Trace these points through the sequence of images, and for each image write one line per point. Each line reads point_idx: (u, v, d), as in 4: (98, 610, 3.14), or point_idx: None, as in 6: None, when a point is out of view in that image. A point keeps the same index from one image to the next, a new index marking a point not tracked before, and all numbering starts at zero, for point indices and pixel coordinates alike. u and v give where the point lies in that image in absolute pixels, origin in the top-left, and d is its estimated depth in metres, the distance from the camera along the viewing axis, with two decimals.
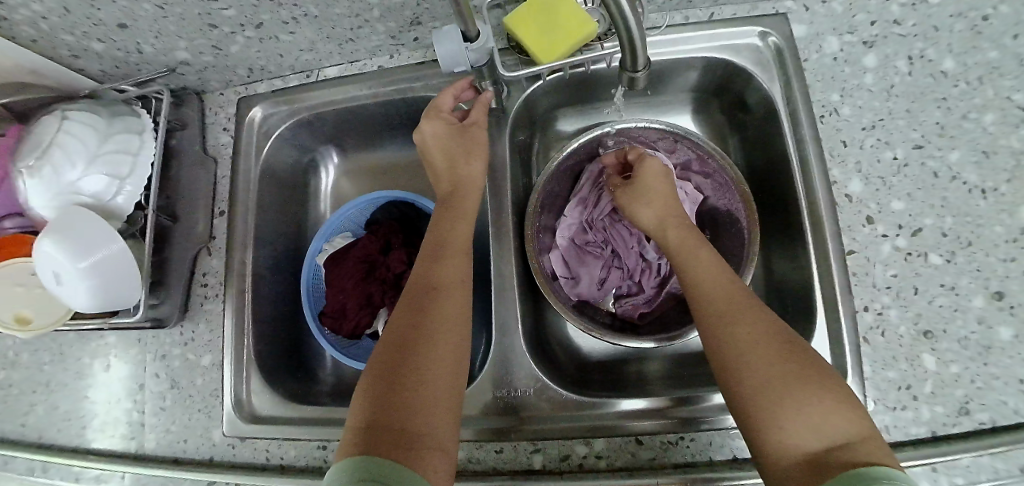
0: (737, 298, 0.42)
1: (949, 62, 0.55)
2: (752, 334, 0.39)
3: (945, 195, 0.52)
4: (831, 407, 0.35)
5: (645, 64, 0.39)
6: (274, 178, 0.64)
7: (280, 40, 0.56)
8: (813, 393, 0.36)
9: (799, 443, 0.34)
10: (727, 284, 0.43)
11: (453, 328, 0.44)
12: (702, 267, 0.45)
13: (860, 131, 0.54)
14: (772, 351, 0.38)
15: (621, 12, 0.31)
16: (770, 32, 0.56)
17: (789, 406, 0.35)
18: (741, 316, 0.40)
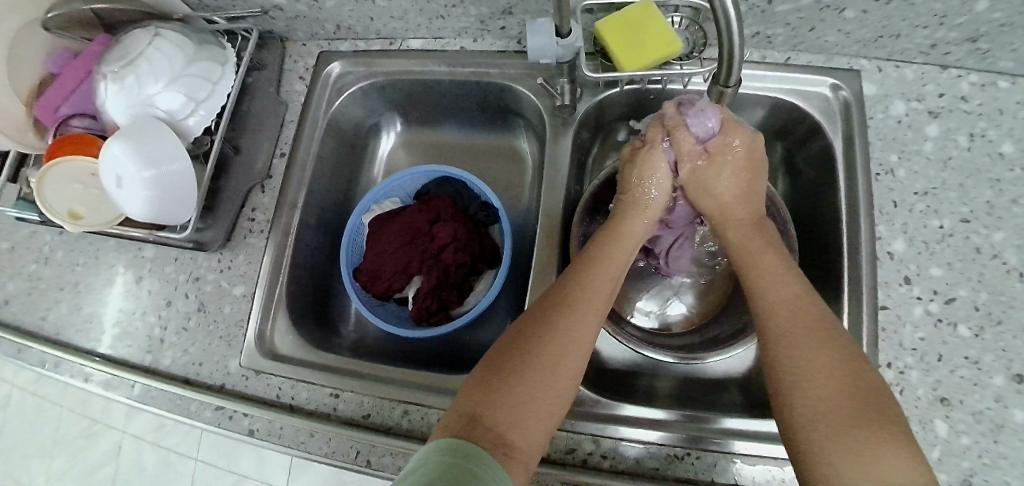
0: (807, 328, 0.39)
1: (1007, 146, 0.57)
2: (821, 360, 0.37)
3: (984, 272, 0.53)
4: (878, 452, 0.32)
5: (737, 81, 0.39)
6: (337, 131, 0.66)
7: (375, 4, 0.58)
8: (871, 445, 0.32)
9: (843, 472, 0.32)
10: (801, 300, 0.41)
11: (577, 336, 0.41)
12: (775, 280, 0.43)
13: (912, 195, 0.55)
14: (819, 381, 0.36)
15: (729, 20, 0.32)
16: (841, 85, 0.58)
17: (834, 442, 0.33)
18: (804, 341, 0.38)
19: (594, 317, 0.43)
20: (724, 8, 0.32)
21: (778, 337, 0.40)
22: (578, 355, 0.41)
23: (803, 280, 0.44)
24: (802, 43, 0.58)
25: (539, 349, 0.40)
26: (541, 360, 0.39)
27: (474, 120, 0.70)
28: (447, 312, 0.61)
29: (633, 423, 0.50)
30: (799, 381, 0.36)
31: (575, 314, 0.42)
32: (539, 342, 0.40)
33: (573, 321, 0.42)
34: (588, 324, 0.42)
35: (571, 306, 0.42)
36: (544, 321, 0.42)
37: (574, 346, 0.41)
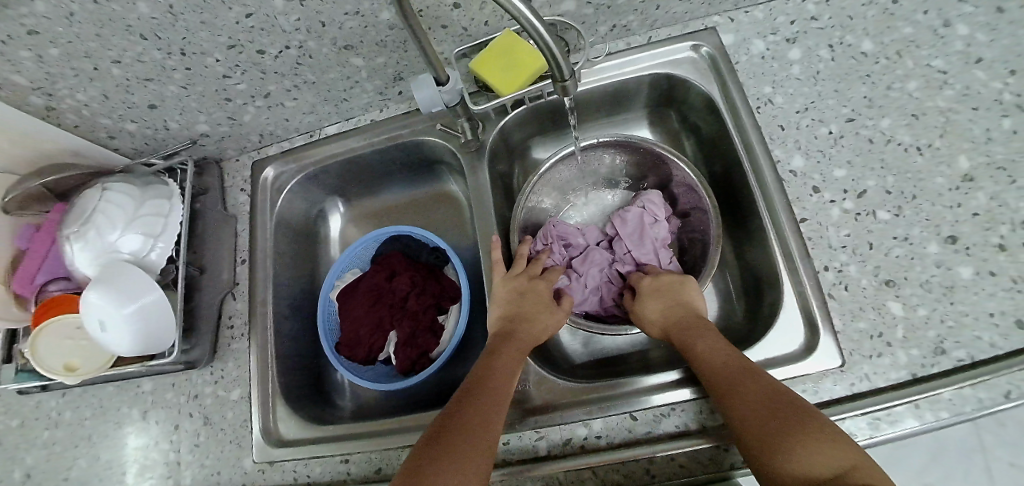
0: (742, 376, 0.47)
1: (868, 43, 0.62)
2: (748, 402, 0.45)
3: (884, 158, 0.57)
4: (811, 446, 0.40)
5: (572, 73, 0.45)
6: (288, 225, 0.72)
7: (285, 106, 0.65)
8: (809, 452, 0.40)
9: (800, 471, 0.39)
10: (731, 361, 0.49)
11: (496, 395, 0.50)
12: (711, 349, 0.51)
13: (796, 114, 0.60)
14: (748, 406, 0.44)
15: (537, 34, 0.38)
16: (701, 43, 0.64)
17: (782, 447, 0.41)
18: (748, 382, 0.46)
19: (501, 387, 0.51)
20: (532, 27, 0.38)
21: (730, 381, 0.47)
22: (496, 409, 0.49)
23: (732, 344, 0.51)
24: (655, 21, 0.64)
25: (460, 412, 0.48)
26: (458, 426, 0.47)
27: (406, 178, 0.76)
28: (427, 354, 0.64)
29: (615, 397, 0.53)
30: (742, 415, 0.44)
31: (488, 388, 0.50)
32: (457, 415, 0.48)
33: (484, 393, 0.50)
34: (494, 392, 0.50)
35: (484, 369, 0.52)
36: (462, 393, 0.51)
37: (487, 411, 0.49)
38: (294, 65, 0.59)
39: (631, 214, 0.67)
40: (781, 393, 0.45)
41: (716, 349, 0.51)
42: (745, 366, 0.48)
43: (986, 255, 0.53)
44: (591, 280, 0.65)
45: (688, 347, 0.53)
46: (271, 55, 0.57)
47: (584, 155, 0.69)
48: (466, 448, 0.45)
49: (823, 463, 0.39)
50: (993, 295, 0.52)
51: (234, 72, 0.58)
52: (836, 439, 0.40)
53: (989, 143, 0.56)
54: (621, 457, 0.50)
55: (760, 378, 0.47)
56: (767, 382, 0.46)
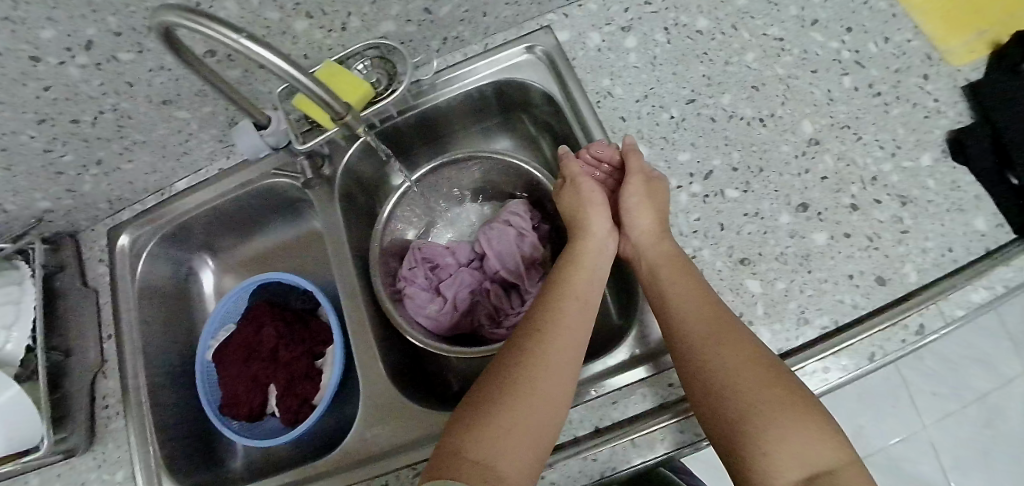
0: (741, 351, 0.43)
1: (701, 21, 0.60)
2: (751, 383, 0.41)
3: (728, 134, 0.56)
4: (814, 444, 0.38)
5: (347, 108, 0.49)
6: (153, 291, 0.68)
7: (124, 169, 0.63)
8: (802, 433, 0.38)
9: (787, 466, 0.37)
10: (730, 334, 0.44)
11: (565, 347, 0.45)
12: (703, 306, 0.46)
13: (635, 104, 0.57)
14: (756, 376, 0.41)
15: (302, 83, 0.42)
16: (536, 44, 0.61)
17: (783, 432, 0.38)
18: (745, 377, 0.41)
19: (560, 378, 0.43)
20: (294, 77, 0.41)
21: (724, 349, 0.43)
22: (571, 347, 0.46)
23: (722, 308, 0.46)
24: (488, 28, 0.61)
25: (518, 361, 0.44)
26: (505, 410, 0.41)
27: (273, 221, 0.73)
28: (309, 401, 0.62)
29: None
30: (745, 405, 0.40)
31: (534, 335, 0.46)
32: (497, 406, 0.42)
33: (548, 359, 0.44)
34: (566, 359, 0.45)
35: (533, 320, 0.48)
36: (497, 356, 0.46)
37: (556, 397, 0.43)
38: (116, 128, 0.57)
39: (495, 232, 0.63)
40: (790, 381, 0.41)
41: (700, 306, 0.46)
42: (751, 344, 0.43)
43: (840, 217, 0.53)
44: (458, 303, 0.62)
45: (667, 306, 0.48)
46: (89, 123, 0.55)
47: (435, 177, 0.65)
48: (532, 437, 0.41)
49: (827, 450, 0.38)
50: (847, 257, 0.52)
51: (54, 145, 0.55)
52: (820, 426, 0.39)
53: (832, 103, 0.56)
54: (672, 418, 0.47)
55: (758, 362, 0.42)
56: (775, 371, 0.42)
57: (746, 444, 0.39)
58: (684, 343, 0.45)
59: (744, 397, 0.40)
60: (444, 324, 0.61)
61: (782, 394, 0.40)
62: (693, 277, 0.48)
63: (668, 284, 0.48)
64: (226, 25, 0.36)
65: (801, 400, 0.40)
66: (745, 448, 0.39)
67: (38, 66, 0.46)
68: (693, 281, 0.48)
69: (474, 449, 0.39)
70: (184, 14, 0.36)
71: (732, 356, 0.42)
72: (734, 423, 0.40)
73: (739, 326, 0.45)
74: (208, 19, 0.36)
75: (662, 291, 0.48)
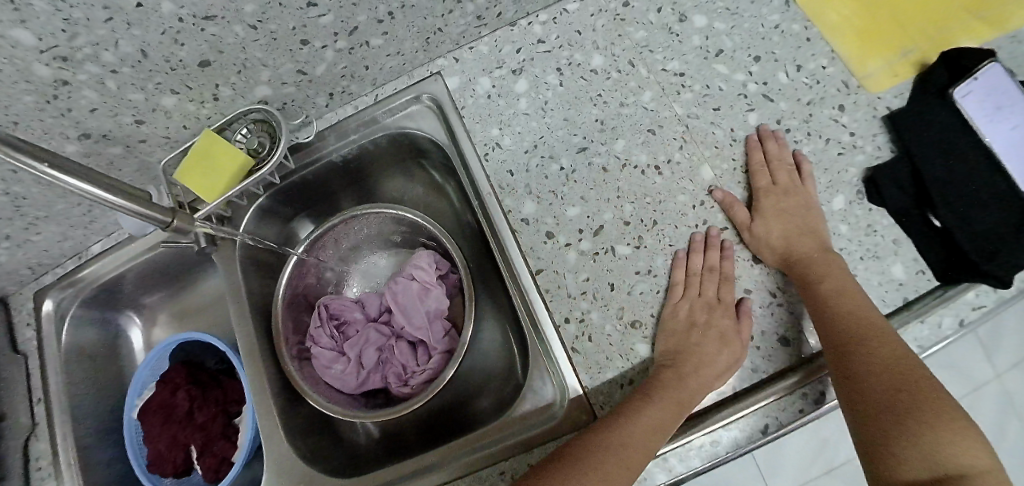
0: (895, 351, 0.41)
1: (596, 59, 0.57)
2: (895, 376, 0.39)
3: (620, 185, 0.52)
4: (973, 455, 0.36)
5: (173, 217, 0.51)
6: (80, 353, 0.69)
7: (36, 241, 0.63)
8: (954, 436, 0.36)
9: (953, 453, 0.36)
10: (882, 333, 0.42)
11: (694, 373, 0.44)
12: (859, 303, 0.44)
13: (524, 155, 0.54)
14: (889, 390, 0.39)
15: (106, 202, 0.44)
16: (425, 91, 0.59)
17: (927, 434, 0.36)
18: (898, 375, 0.39)
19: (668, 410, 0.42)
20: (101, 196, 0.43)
21: (891, 348, 0.41)
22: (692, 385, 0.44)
23: (870, 304, 0.44)
24: (375, 79, 0.59)
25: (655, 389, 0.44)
26: (627, 432, 0.41)
27: (195, 275, 0.74)
28: (228, 458, 0.63)
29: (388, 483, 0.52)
30: (876, 407, 0.39)
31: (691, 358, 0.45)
32: (620, 416, 0.42)
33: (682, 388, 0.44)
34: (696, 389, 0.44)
35: (688, 338, 0.46)
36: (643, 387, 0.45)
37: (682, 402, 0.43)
38: (14, 207, 0.57)
39: (399, 286, 0.61)
40: (923, 380, 0.39)
41: (854, 304, 0.44)
42: (892, 341, 0.41)
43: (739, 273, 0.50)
44: (364, 363, 0.60)
45: (814, 292, 0.45)
46: None
47: (339, 230, 0.63)
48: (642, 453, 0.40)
49: (963, 455, 0.36)
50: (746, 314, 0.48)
51: None
52: (966, 430, 0.37)
53: (733, 145, 0.53)
54: (735, 415, 0.45)
55: (905, 356, 0.40)
56: (916, 364, 0.40)
57: (889, 444, 0.37)
58: (840, 327, 0.42)
59: (892, 390, 0.39)
60: (349, 386, 0.59)
61: (927, 395, 0.38)
62: (845, 276, 0.46)
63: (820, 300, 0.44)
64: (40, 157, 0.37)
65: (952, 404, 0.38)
66: (884, 444, 0.37)
67: None
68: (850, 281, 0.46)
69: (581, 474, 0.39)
70: (2, 142, 0.35)
71: (848, 356, 0.41)
72: (884, 420, 0.38)
73: (884, 322, 0.43)
74: (25, 147, 0.37)
75: (817, 277, 0.45)
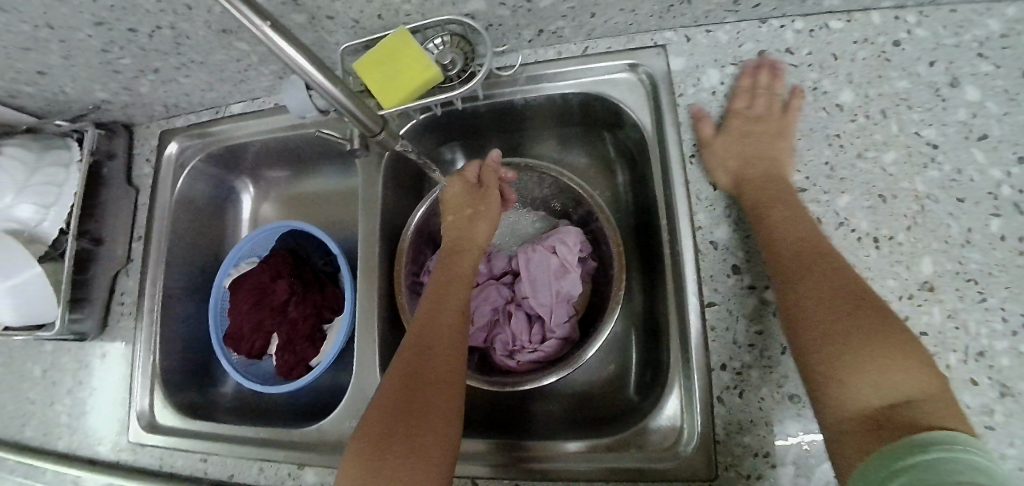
0: (822, 263, 0.40)
1: (846, 95, 0.49)
2: (820, 312, 0.37)
3: (828, 245, 0.47)
4: (897, 369, 0.34)
5: (382, 127, 0.47)
6: (189, 207, 0.67)
7: (180, 82, 0.60)
8: (915, 371, 0.34)
9: (875, 398, 0.33)
10: (820, 260, 0.40)
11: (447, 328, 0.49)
12: (798, 228, 0.43)
13: (735, 174, 0.49)
14: (814, 307, 0.38)
15: (315, 82, 0.39)
16: (642, 62, 0.52)
17: (876, 368, 0.34)
18: (794, 251, 0.41)
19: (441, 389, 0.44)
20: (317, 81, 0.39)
21: (847, 292, 0.39)
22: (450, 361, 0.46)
23: (817, 231, 0.43)
24: (593, 30, 0.52)
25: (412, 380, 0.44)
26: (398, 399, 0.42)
27: (321, 165, 0.70)
28: (306, 363, 0.62)
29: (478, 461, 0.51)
30: (836, 337, 0.36)
31: (428, 335, 0.47)
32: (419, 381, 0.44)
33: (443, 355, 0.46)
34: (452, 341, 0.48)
35: (431, 318, 0.49)
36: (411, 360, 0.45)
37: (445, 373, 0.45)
38: (173, 44, 0.53)
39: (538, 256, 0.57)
40: (872, 313, 0.36)
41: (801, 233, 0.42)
42: (820, 251, 0.41)
43: None
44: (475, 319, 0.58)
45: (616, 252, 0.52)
46: (146, 34, 0.51)
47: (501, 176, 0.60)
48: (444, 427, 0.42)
49: (870, 389, 0.34)
50: None
51: (113, 48, 0.53)
52: (922, 359, 0.34)
53: (965, 248, 0.45)
54: None
55: (829, 270, 0.40)
56: (861, 287, 0.39)
57: (829, 389, 0.35)
58: (779, 255, 0.42)
59: (830, 315, 0.37)
60: None
61: (873, 323, 0.36)
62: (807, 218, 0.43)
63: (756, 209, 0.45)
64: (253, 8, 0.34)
65: (895, 325, 0.35)
66: (823, 394, 0.35)
67: None
68: (804, 220, 0.44)
69: (388, 431, 0.40)
70: None
71: (794, 267, 0.41)
72: (828, 362, 0.36)
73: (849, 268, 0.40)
74: None
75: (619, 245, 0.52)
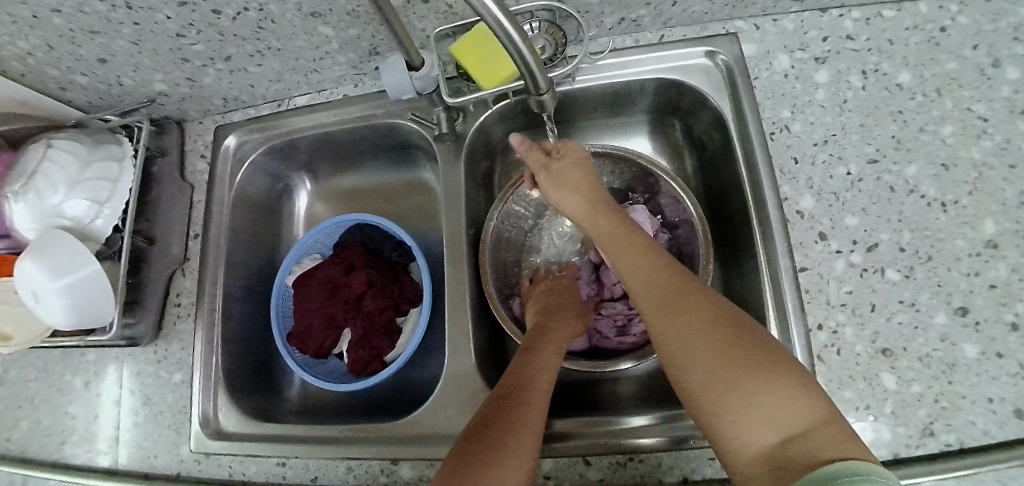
0: (681, 293, 0.44)
1: (905, 74, 0.55)
2: (692, 344, 0.40)
3: (902, 209, 0.51)
4: (788, 401, 0.35)
5: (548, 86, 0.41)
6: (247, 202, 0.67)
7: (248, 72, 0.59)
8: (768, 402, 0.36)
9: (755, 436, 0.35)
10: (709, 297, 0.43)
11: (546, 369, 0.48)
12: (638, 260, 0.48)
13: (811, 147, 0.54)
14: (698, 344, 0.40)
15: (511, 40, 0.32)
16: (718, 50, 0.57)
17: (733, 400, 0.37)
18: (654, 297, 0.45)
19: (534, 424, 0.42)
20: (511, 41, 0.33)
21: (664, 314, 0.43)
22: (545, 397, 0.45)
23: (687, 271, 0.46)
24: (670, 18, 0.57)
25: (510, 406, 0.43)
26: (501, 422, 0.42)
27: (380, 159, 0.70)
28: (381, 357, 0.60)
29: (588, 438, 0.50)
30: (688, 372, 0.40)
31: (532, 371, 0.47)
32: (515, 409, 0.43)
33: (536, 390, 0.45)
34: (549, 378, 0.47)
35: (534, 355, 0.49)
36: (508, 389, 0.45)
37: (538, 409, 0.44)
38: (256, 29, 0.52)
39: None
40: (750, 345, 0.39)
41: (638, 265, 0.47)
42: (683, 283, 0.44)
43: (995, 334, 0.48)
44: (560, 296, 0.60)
45: (611, 247, 0.51)
46: (228, 16, 0.49)
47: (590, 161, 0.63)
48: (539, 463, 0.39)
49: (780, 418, 0.35)
50: (994, 377, 0.47)
51: (189, 32, 0.51)
52: (800, 389, 0.36)
53: (1023, 207, 0.51)
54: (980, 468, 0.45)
55: (717, 307, 0.42)
56: (732, 319, 0.41)
57: (717, 426, 0.37)
58: (643, 294, 0.46)
59: (705, 346, 0.40)
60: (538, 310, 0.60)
61: (738, 353, 0.38)
62: (644, 246, 0.49)
63: (617, 254, 0.50)
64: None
65: (791, 363, 0.37)
66: (713, 426, 0.37)
67: None
68: (656, 255, 0.48)
69: (490, 451, 0.39)
70: None
71: (662, 300, 0.44)
72: (701, 395, 0.38)
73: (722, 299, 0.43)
74: None
75: (620, 237, 0.51)
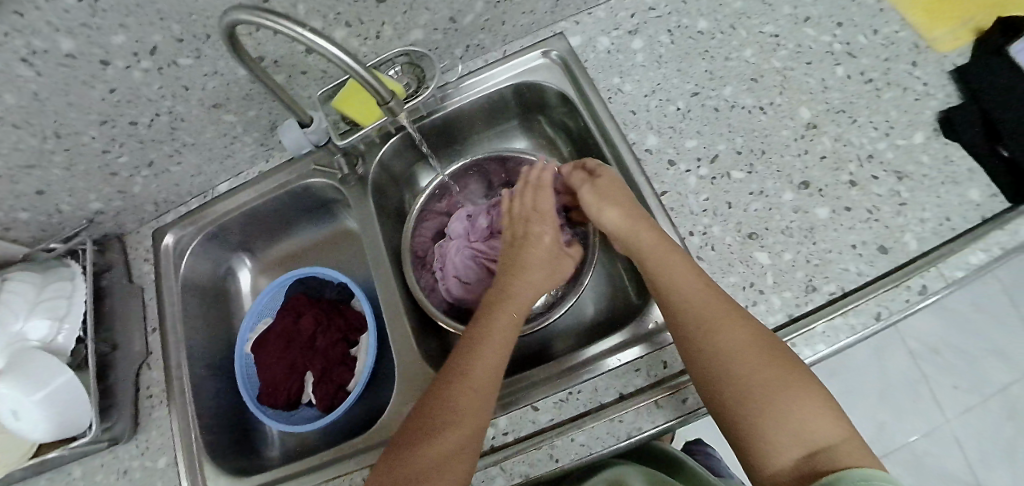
0: (726, 315, 0.47)
1: (703, 22, 0.67)
2: (738, 356, 0.45)
3: (730, 122, 0.61)
4: (819, 416, 0.42)
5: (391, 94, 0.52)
6: (195, 288, 0.73)
7: (171, 171, 0.68)
8: (809, 418, 0.42)
9: (794, 445, 0.42)
10: (743, 320, 0.47)
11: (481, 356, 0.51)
12: (682, 283, 0.50)
13: (644, 98, 0.63)
14: (751, 373, 0.45)
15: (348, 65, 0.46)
16: (551, 48, 0.68)
17: (776, 415, 0.43)
18: (706, 318, 0.47)
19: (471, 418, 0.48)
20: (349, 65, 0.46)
21: (718, 331, 0.47)
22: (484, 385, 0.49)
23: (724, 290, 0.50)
24: (506, 35, 0.68)
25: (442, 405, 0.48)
26: (436, 424, 0.47)
27: (305, 222, 0.78)
28: (344, 386, 0.65)
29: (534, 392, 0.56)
30: (733, 383, 0.45)
31: (468, 359, 0.51)
32: (447, 406, 0.48)
33: (463, 376, 0.50)
34: (486, 346, 0.52)
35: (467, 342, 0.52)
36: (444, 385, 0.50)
37: (473, 401, 0.48)
38: (170, 129, 0.62)
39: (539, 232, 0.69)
40: (790, 366, 0.45)
41: (688, 289, 0.50)
42: (731, 306, 0.48)
43: (839, 194, 0.57)
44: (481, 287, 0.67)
45: (656, 277, 0.52)
46: (145, 124, 0.60)
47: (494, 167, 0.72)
48: (466, 445, 0.46)
49: (814, 433, 0.42)
50: (851, 228, 0.55)
51: (113, 146, 0.61)
52: (828, 409, 0.43)
53: (827, 91, 0.62)
54: (854, 304, 0.52)
55: (751, 328, 0.47)
56: (772, 344, 0.46)
57: (750, 425, 0.44)
58: (693, 316, 0.48)
59: (749, 362, 0.45)
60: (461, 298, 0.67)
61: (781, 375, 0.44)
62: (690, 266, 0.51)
63: (661, 280, 0.52)
64: (288, 19, 0.42)
65: (821, 390, 0.44)
66: (747, 425, 0.44)
67: (107, 70, 0.52)
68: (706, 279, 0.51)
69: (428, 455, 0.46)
70: (252, 12, 0.42)
71: (709, 321, 0.47)
72: (744, 402, 0.44)
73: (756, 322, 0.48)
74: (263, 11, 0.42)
75: (653, 261, 0.53)
